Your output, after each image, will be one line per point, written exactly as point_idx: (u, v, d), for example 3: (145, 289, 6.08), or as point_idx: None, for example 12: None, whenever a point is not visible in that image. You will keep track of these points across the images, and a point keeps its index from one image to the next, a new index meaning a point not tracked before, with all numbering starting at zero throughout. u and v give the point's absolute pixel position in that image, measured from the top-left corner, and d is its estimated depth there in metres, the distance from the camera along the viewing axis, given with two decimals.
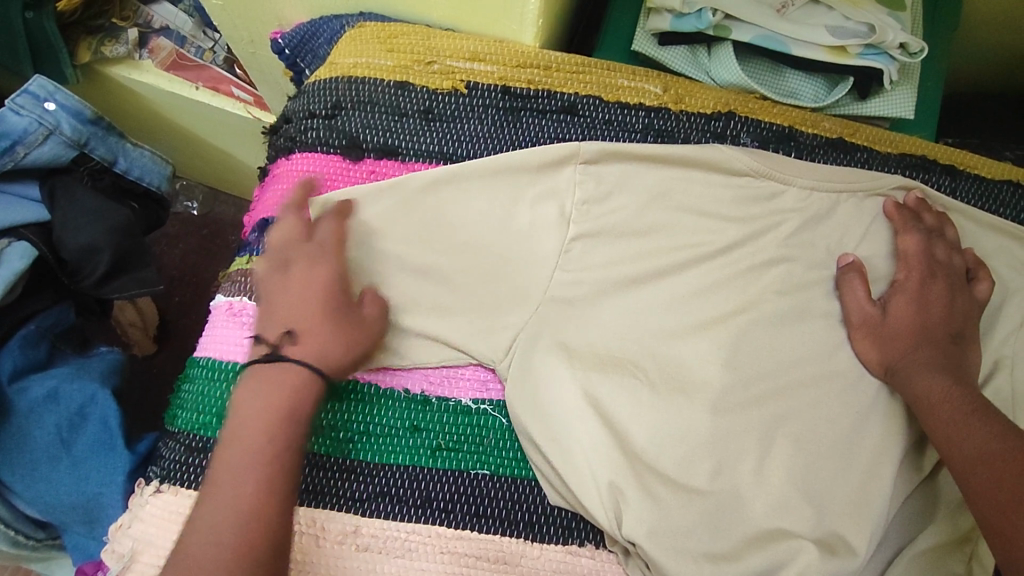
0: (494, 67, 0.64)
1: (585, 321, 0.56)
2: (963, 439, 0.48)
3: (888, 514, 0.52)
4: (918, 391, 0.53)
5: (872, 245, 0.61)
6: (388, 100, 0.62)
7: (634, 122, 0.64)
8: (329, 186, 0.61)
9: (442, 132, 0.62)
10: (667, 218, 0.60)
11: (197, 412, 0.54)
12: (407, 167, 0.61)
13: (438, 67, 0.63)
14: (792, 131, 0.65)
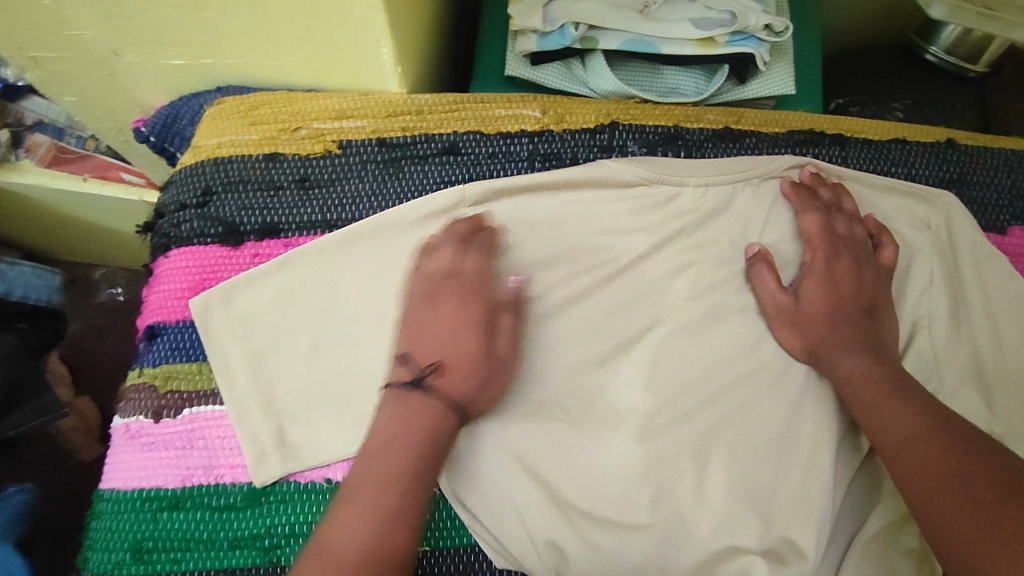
0: (365, 121, 0.61)
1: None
2: (886, 421, 0.48)
3: (834, 505, 0.51)
4: (839, 375, 0.53)
5: (776, 230, 0.61)
6: (259, 176, 0.60)
7: (518, 150, 0.63)
8: (214, 278, 0.57)
9: (321, 198, 0.59)
10: (567, 246, 0.58)
11: (108, 552, 0.50)
12: (291, 243, 0.58)
13: (306, 131, 0.61)
14: (679, 129, 0.64)
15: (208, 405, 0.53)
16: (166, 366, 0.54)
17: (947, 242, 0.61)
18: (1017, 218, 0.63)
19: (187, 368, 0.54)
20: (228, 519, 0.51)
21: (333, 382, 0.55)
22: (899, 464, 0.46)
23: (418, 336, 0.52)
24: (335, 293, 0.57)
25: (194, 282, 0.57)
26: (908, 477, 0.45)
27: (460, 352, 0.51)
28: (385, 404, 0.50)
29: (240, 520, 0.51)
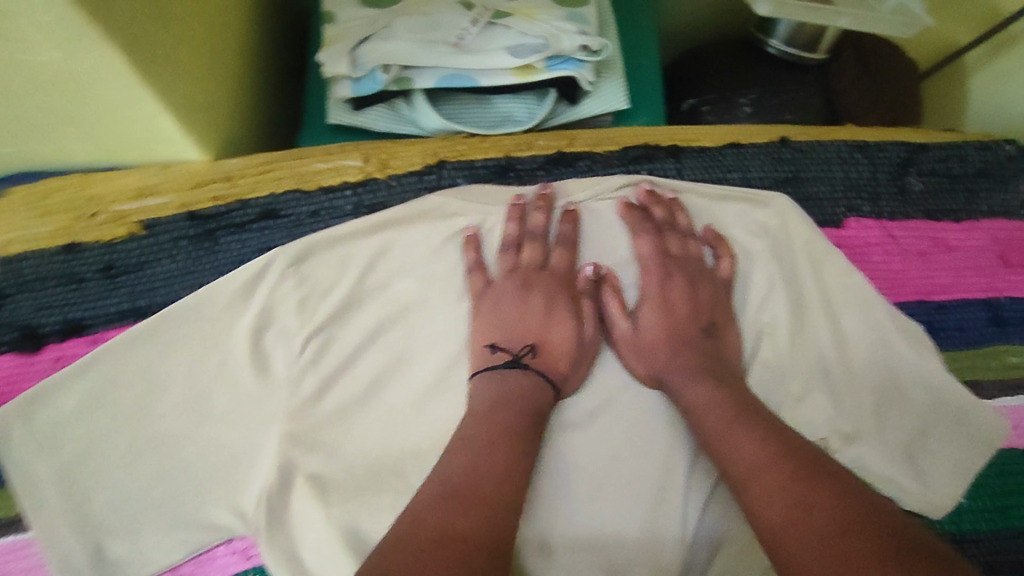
0: (170, 197, 0.57)
1: (340, 445, 0.53)
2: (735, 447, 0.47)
3: (690, 533, 0.51)
4: (685, 401, 0.52)
5: (612, 255, 0.59)
6: (57, 271, 0.55)
7: (342, 204, 0.60)
8: (12, 389, 0.53)
9: (130, 285, 0.56)
10: (400, 303, 0.57)
11: None
12: (99, 339, 0.54)
13: (105, 216, 0.57)
14: (510, 159, 0.62)
15: (13, 534, 0.50)
16: None
17: (786, 242, 0.61)
18: (852, 210, 0.64)
19: None
20: None
21: (156, 484, 0.51)
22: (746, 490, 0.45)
23: (508, 322, 0.55)
24: (149, 387, 0.53)
25: None
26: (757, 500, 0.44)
27: (559, 332, 0.55)
28: (489, 376, 0.53)
29: None
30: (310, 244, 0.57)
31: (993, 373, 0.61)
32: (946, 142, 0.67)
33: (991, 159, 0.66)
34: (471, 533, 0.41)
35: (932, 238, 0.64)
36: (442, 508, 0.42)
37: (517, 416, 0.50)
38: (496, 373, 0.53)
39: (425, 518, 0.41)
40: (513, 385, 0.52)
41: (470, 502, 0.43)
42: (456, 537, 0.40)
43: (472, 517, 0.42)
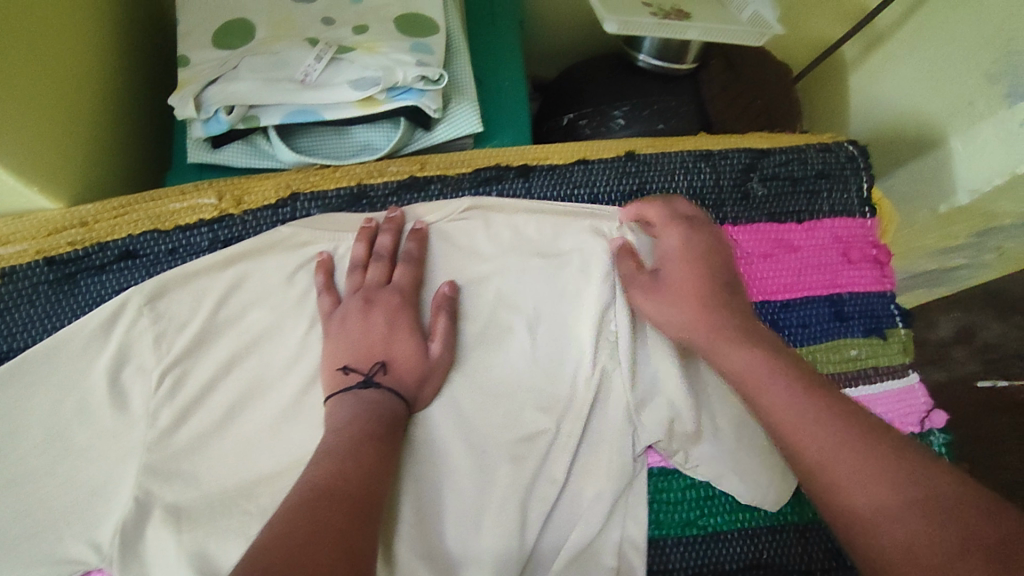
0: (25, 244, 0.59)
1: (196, 474, 0.56)
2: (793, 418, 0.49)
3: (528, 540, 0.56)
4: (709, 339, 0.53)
5: (462, 277, 0.62)
6: None
7: (198, 241, 0.62)
8: None
9: None
10: (255, 334, 0.60)
11: None
12: None
13: None
14: (362, 188, 0.64)
15: None
16: None
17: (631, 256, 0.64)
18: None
19: None
20: None
21: (16, 523, 0.54)
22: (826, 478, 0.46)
23: (356, 342, 0.56)
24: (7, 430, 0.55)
25: None
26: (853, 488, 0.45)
27: (401, 349, 0.56)
28: (340, 398, 0.54)
29: None
30: (163, 281, 0.59)
31: (831, 366, 0.64)
32: (791, 146, 0.69)
33: (832, 161, 0.68)
34: (335, 523, 0.43)
35: (775, 240, 0.67)
36: (314, 509, 0.44)
37: (369, 426, 0.52)
38: (347, 396, 0.54)
39: (289, 515, 0.43)
40: (357, 404, 0.53)
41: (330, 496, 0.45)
42: (323, 527, 0.43)
43: (331, 511, 0.44)
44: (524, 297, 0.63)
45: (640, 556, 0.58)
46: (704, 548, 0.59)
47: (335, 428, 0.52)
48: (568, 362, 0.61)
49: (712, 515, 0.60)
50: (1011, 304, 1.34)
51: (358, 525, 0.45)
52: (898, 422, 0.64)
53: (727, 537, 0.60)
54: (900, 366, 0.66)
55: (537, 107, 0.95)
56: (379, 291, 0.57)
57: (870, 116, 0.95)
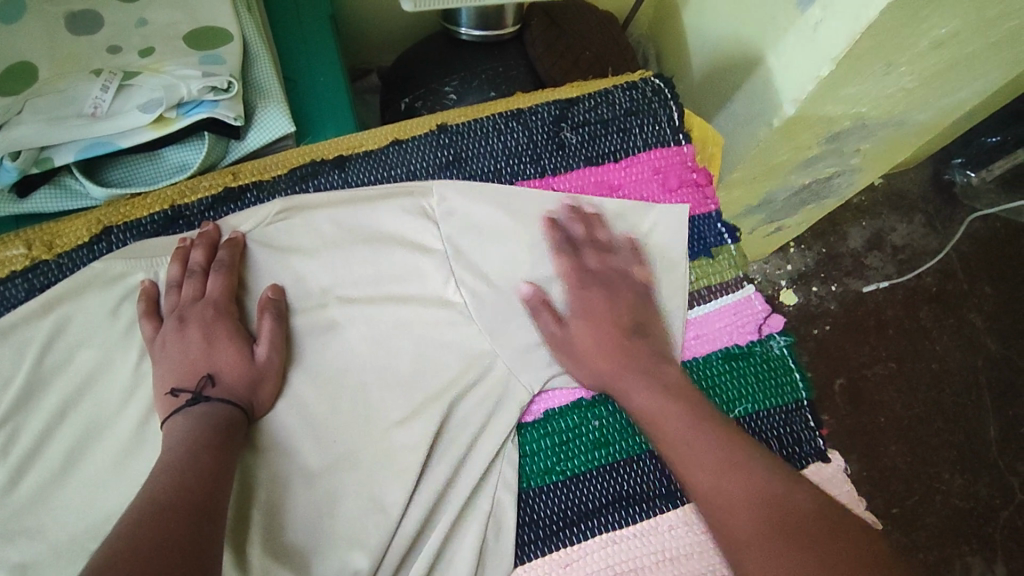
0: None
1: (44, 527, 0.52)
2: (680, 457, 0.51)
3: (408, 520, 0.52)
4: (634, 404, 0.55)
5: (290, 273, 0.60)
6: None
7: (14, 293, 0.58)
8: None
9: None
10: (86, 373, 0.56)
11: None
12: None
13: None
14: (175, 209, 0.61)
15: None
16: None
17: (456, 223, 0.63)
18: (517, 176, 0.65)
19: None
20: None
21: None
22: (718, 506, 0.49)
23: (181, 358, 0.52)
24: None
25: None
26: (723, 502, 0.48)
27: (224, 357, 0.53)
28: (173, 418, 0.50)
29: None
30: None
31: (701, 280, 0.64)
32: (598, 90, 0.68)
33: (639, 97, 0.67)
34: (159, 543, 0.41)
35: (596, 182, 0.66)
36: (154, 525, 0.42)
37: (201, 440, 0.48)
38: (178, 418, 0.50)
39: (112, 539, 0.41)
40: (191, 422, 0.49)
41: (161, 513, 0.43)
42: (150, 551, 0.40)
43: (158, 530, 0.41)
44: (352, 283, 0.60)
45: (510, 510, 0.54)
46: (567, 495, 0.55)
47: (169, 450, 0.48)
48: (405, 342, 0.58)
49: (569, 458, 0.56)
50: (904, 204, 1.38)
51: (191, 536, 0.42)
52: (740, 336, 0.63)
53: (588, 478, 0.56)
54: (735, 280, 0.65)
55: (382, 99, 0.94)
56: (193, 307, 0.55)
57: (705, 45, 0.97)
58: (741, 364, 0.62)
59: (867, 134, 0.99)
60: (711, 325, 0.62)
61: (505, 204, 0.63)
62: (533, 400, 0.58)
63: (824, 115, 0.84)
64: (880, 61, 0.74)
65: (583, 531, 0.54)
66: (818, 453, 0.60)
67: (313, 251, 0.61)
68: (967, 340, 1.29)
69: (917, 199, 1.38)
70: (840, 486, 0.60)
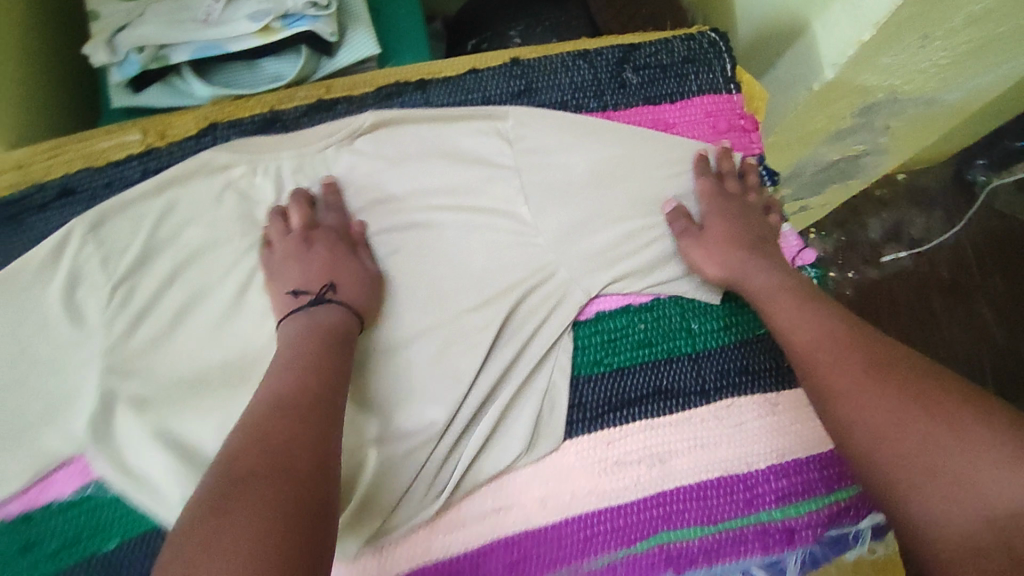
0: None
1: (157, 370, 0.60)
2: (820, 352, 0.53)
3: (473, 388, 0.59)
4: (769, 326, 0.60)
5: (375, 174, 0.66)
6: None
7: (131, 174, 0.64)
8: None
9: None
10: (194, 244, 0.63)
11: None
12: None
13: None
14: (275, 112, 0.67)
15: None
16: None
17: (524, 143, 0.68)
18: (581, 108, 0.71)
19: None
20: None
21: None
22: (897, 480, 0.44)
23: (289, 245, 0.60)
24: None
25: None
26: (815, 369, 0.52)
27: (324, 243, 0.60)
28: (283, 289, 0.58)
29: None
30: (101, 209, 0.61)
31: None
32: (659, 39, 0.74)
33: (695, 47, 0.73)
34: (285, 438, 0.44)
35: (652, 119, 0.71)
36: (279, 419, 0.46)
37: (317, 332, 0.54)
38: (303, 314, 0.56)
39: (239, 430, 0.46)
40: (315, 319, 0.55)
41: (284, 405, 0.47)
42: (278, 440, 0.44)
43: (287, 422, 0.45)
44: (431, 190, 0.66)
45: (561, 391, 0.61)
46: (612, 384, 0.62)
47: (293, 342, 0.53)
48: (474, 246, 0.65)
49: (616, 354, 0.63)
50: (924, 200, 1.42)
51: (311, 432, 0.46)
52: None
53: (632, 371, 0.63)
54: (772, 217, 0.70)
55: (447, 44, 1.01)
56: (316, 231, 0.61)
57: (752, 16, 1.02)
58: None
59: (898, 110, 1.04)
60: None
61: (570, 130, 0.68)
62: (588, 303, 0.64)
63: (859, 84, 0.90)
64: (917, 33, 0.79)
65: (624, 415, 0.61)
66: None
67: (396, 160, 0.67)
68: (971, 322, 1.35)
69: (940, 200, 1.42)
70: None
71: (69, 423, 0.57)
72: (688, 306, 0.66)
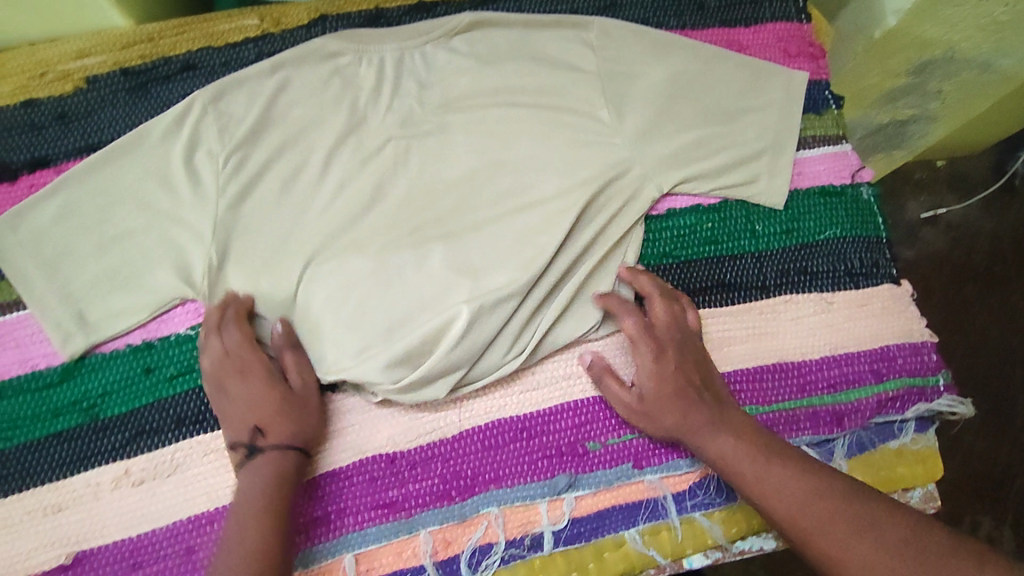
0: (106, 57, 0.67)
1: (263, 232, 0.64)
2: (750, 471, 0.56)
3: (552, 263, 0.64)
4: (712, 452, 0.58)
5: (466, 69, 0.70)
6: (23, 120, 0.66)
7: (246, 54, 0.70)
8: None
9: (82, 128, 0.66)
10: (296, 121, 0.67)
11: None
12: (62, 169, 0.65)
13: (54, 74, 0.67)
14: (379, 10, 0.73)
15: (11, 313, 0.62)
16: None
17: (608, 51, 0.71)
18: (661, 25, 0.75)
19: None
20: (42, 395, 0.60)
21: (116, 275, 0.62)
22: None
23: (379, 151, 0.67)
24: (107, 204, 0.63)
25: None
26: (772, 498, 0.54)
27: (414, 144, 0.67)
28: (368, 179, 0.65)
29: (61, 391, 0.60)
30: (219, 84, 0.65)
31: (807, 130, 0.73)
32: None
33: None
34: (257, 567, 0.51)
35: (726, 39, 0.76)
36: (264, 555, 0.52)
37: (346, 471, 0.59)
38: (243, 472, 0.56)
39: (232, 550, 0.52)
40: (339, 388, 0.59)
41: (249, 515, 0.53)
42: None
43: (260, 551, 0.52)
44: (519, 88, 0.70)
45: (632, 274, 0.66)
46: (679, 274, 0.68)
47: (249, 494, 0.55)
48: (557, 142, 0.69)
49: (685, 248, 0.69)
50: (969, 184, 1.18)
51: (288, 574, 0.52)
52: (835, 179, 0.72)
53: (699, 264, 0.68)
54: (835, 137, 0.74)
55: None
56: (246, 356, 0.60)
57: None
58: (833, 200, 0.71)
59: (949, 73, 0.91)
60: (812, 167, 0.72)
61: (654, 41, 0.72)
62: (662, 200, 0.70)
63: None
64: None
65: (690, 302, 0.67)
66: (890, 276, 0.70)
67: (487, 59, 0.71)
68: None
69: (981, 186, 1.18)
70: (906, 303, 0.69)
71: (187, 269, 0.62)
72: (753, 210, 0.71)
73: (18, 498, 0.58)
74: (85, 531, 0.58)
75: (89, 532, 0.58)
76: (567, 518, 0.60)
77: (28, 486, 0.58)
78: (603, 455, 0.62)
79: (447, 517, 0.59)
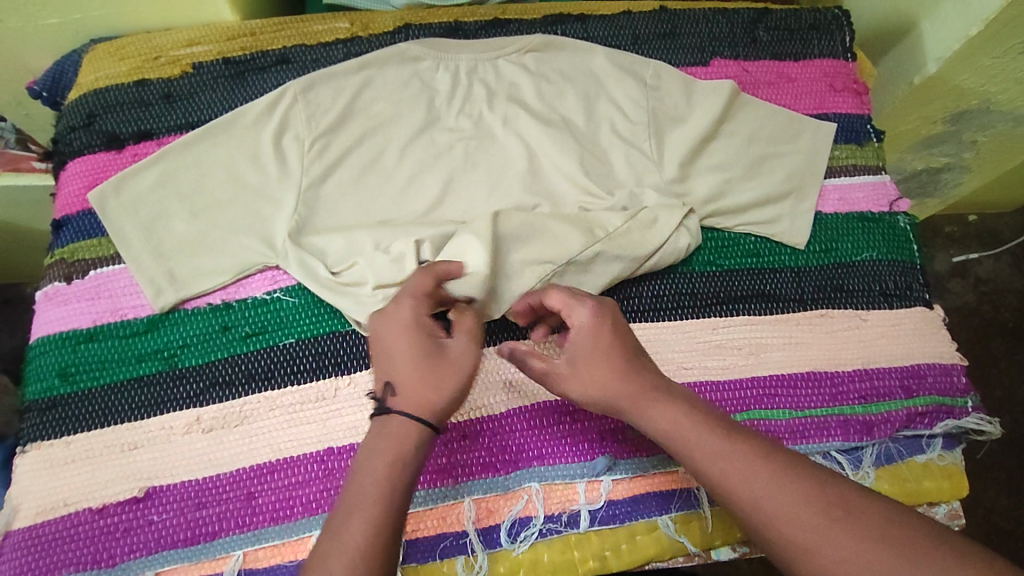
0: (211, 46, 0.75)
1: (340, 211, 0.70)
2: (712, 446, 0.52)
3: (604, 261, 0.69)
4: (659, 426, 0.54)
5: (534, 80, 0.76)
6: (133, 97, 0.73)
7: (336, 54, 0.76)
8: (104, 176, 0.71)
9: (184, 107, 0.73)
10: (379, 115, 0.73)
11: (50, 375, 0.65)
12: (163, 142, 0.72)
13: (165, 59, 0.74)
14: (458, 23, 0.80)
15: (108, 267, 0.68)
16: (74, 244, 0.69)
17: (667, 74, 0.77)
18: (716, 54, 0.81)
19: (88, 243, 0.69)
20: (128, 342, 0.66)
21: (205, 238, 0.68)
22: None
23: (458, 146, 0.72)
24: (202, 174, 0.70)
25: (91, 183, 0.71)
26: (740, 488, 0.50)
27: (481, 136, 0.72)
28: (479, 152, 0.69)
29: (145, 340, 0.66)
30: (312, 77, 0.72)
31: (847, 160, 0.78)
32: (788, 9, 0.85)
33: (822, 18, 0.83)
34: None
35: (776, 71, 0.81)
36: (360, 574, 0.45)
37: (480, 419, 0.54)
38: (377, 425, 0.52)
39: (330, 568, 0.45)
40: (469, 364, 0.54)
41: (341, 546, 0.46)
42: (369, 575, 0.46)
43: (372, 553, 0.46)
44: (582, 102, 0.76)
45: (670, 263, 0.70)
46: (721, 281, 0.72)
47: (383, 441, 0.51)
48: (613, 152, 0.75)
49: (727, 257, 0.73)
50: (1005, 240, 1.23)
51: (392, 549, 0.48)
52: (874, 206, 0.77)
53: (739, 274, 0.73)
54: (875, 168, 0.79)
55: None
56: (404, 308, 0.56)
57: None
58: (872, 225, 0.76)
59: (986, 123, 0.94)
60: (853, 194, 0.77)
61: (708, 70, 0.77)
62: None
63: None
64: None
65: (729, 309, 0.71)
66: (923, 299, 0.74)
67: (555, 76, 0.77)
68: None
69: (1009, 242, 1.22)
70: (938, 325, 0.73)
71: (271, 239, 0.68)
72: None
73: (98, 435, 0.63)
74: (156, 469, 0.62)
75: (160, 471, 0.62)
76: (603, 499, 0.64)
77: (108, 424, 0.63)
78: (642, 443, 0.65)
79: (491, 487, 0.63)
